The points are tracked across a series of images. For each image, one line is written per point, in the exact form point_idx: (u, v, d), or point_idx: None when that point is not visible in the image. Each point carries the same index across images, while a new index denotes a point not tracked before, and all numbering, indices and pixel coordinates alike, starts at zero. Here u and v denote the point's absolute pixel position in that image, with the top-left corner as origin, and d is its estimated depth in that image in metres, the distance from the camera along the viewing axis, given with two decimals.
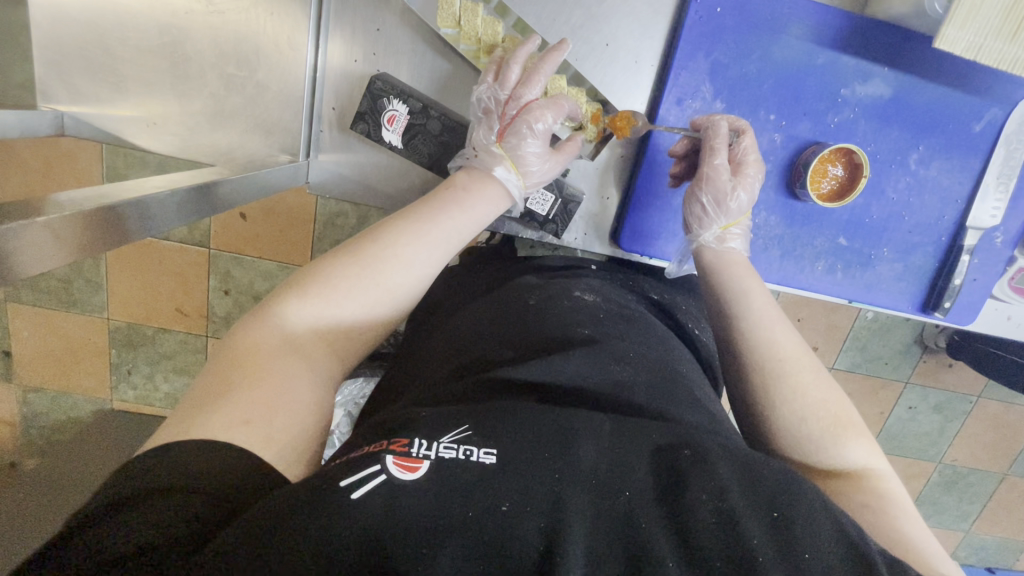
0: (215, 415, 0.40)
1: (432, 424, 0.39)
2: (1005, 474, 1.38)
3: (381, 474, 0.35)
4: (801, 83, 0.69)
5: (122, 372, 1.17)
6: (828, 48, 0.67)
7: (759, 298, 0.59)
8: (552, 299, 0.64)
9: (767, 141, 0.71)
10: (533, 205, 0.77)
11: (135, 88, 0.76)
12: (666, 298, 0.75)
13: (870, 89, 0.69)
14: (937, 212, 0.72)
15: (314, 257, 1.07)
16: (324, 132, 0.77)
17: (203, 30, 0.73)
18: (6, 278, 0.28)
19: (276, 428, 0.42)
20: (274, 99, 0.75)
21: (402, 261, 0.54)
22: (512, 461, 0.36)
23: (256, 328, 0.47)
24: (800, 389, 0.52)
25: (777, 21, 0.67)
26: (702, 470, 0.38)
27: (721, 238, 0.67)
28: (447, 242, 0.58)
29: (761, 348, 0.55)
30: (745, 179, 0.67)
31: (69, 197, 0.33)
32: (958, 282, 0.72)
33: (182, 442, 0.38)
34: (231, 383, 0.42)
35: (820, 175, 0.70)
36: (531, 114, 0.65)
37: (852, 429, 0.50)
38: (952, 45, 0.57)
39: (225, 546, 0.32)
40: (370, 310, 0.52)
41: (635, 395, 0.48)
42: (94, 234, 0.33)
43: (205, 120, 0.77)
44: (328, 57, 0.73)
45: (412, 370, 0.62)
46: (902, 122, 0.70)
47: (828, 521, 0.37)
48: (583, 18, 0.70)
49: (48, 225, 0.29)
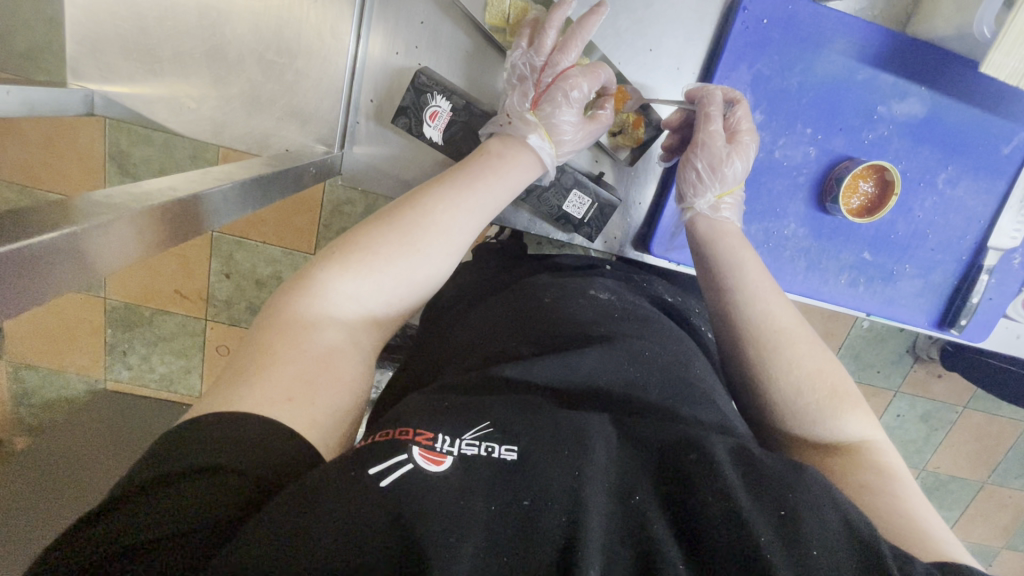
0: (257, 389, 0.39)
1: (455, 416, 0.38)
2: (983, 483, 1.42)
3: (408, 464, 0.34)
4: (840, 98, 0.69)
5: (118, 353, 1.15)
6: (869, 65, 0.68)
7: (754, 270, 0.58)
8: (567, 297, 0.63)
9: (801, 154, 0.71)
10: (569, 208, 0.76)
11: (169, 70, 0.74)
12: (679, 299, 0.75)
13: (906, 108, 0.70)
14: (961, 230, 0.74)
15: (320, 245, 1.06)
16: (360, 123, 0.76)
17: (244, 14, 0.71)
18: (91, 272, 0.29)
19: (320, 408, 0.41)
20: (312, 88, 0.74)
21: (440, 230, 0.53)
22: (530, 460, 0.36)
23: (285, 308, 0.45)
24: (794, 362, 0.51)
25: (821, 35, 0.67)
26: (710, 469, 0.37)
27: (715, 207, 0.66)
28: (483, 210, 0.57)
29: (756, 319, 0.55)
30: (740, 147, 0.66)
31: (136, 188, 0.33)
32: (976, 301, 0.73)
33: (214, 418, 0.36)
34: (267, 359, 0.41)
35: (852, 190, 0.70)
36: (566, 80, 0.64)
37: (850, 400, 0.49)
38: (997, 71, 0.57)
39: (252, 538, 0.30)
40: (406, 286, 0.51)
41: (649, 394, 0.48)
42: (167, 227, 0.33)
43: (240, 107, 0.75)
44: (369, 47, 0.72)
45: (429, 366, 0.61)
46: (933, 141, 0.71)
47: (835, 517, 0.35)
48: (629, 22, 0.71)
49: (129, 220, 0.30)
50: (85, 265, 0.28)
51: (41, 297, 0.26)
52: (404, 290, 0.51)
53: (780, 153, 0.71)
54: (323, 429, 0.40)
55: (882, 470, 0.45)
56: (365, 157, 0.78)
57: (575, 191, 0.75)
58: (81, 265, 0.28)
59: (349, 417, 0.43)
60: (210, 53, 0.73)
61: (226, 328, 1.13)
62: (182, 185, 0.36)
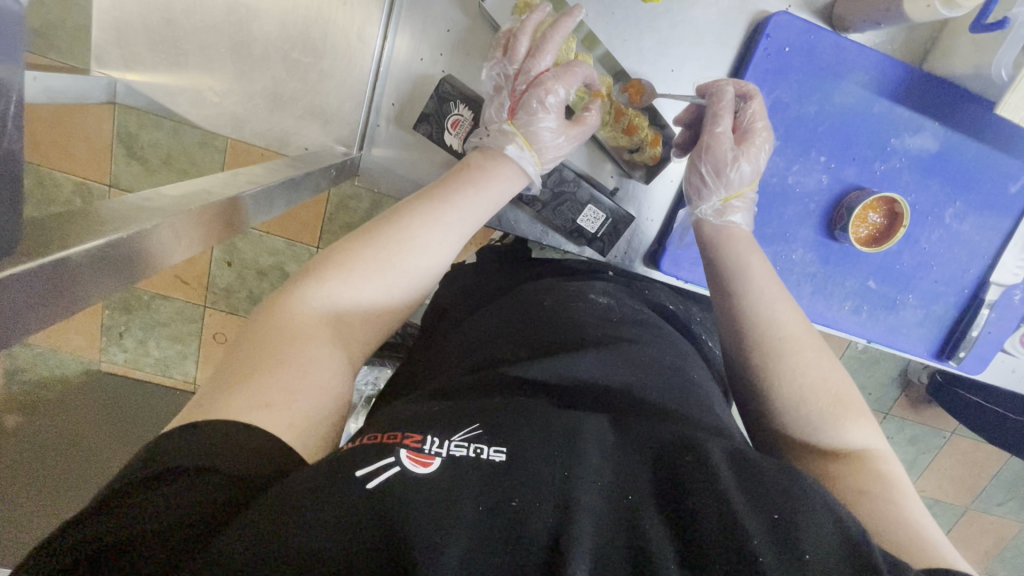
0: (235, 396, 0.37)
1: (446, 420, 0.38)
2: (966, 508, 1.43)
3: (395, 467, 0.34)
4: (856, 128, 0.71)
5: (113, 335, 1.14)
6: (885, 97, 0.69)
7: (760, 274, 0.58)
8: (566, 302, 0.63)
9: (814, 181, 0.72)
10: (583, 222, 0.77)
11: (195, 62, 0.74)
12: (681, 308, 0.75)
13: (918, 141, 0.71)
14: (964, 265, 0.75)
15: (324, 238, 1.06)
16: (380, 126, 0.75)
17: (273, 12, 0.71)
18: (139, 274, 0.30)
19: (299, 410, 0.39)
20: (336, 89, 0.74)
21: (417, 246, 0.51)
22: (524, 460, 0.35)
23: (267, 315, 0.44)
24: (799, 368, 0.51)
25: (840, 66, 0.68)
26: (702, 472, 0.36)
27: (720, 211, 0.65)
28: (462, 226, 0.55)
29: (763, 325, 0.54)
30: (750, 149, 0.65)
31: (176, 191, 0.34)
32: (975, 334, 0.74)
33: (208, 423, 0.35)
34: (252, 362, 0.40)
35: (860, 220, 0.71)
36: (540, 86, 0.63)
37: (853, 409, 0.49)
38: (1012, 113, 0.58)
39: (243, 539, 0.29)
40: (390, 289, 0.50)
41: (646, 397, 0.48)
42: (208, 231, 0.35)
43: (264, 104, 0.75)
44: (394, 50, 0.72)
45: (423, 369, 0.60)
46: (943, 176, 0.72)
47: (830, 523, 0.34)
48: (652, 42, 0.72)
49: (174, 224, 0.31)
50: (106, 278, 0.28)
51: (90, 298, 0.27)
52: (390, 291, 0.50)
53: (793, 179, 0.72)
54: (302, 433, 0.38)
55: (884, 478, 0.45)
56: (381, 159, 0.77)
57: (590, 206, 0.76)
58: (132, 269, 0.29)
59: (328, 423, 0.41)
60: (237, 49, 0.73)
61: (224, 316, 1.13)
62: (212, 190, 0.37)
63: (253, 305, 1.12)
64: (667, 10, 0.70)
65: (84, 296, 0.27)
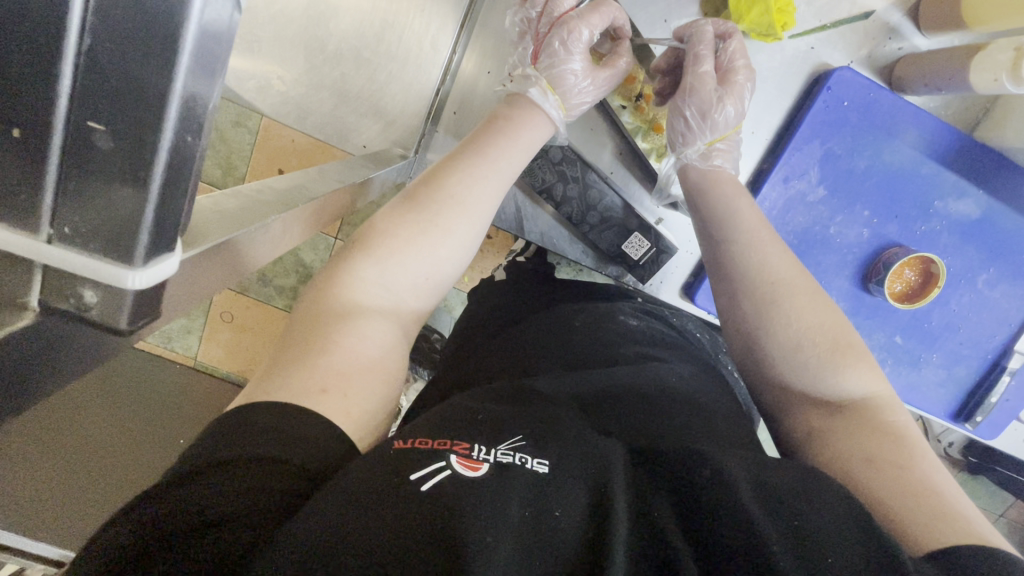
0: (295, 377, 0.35)
1: (491, 427, 0.36)
2: None
3: (446, 471, 0.32)
4: (902, 187, 0.72)
5: None
6: (934, 161, 0.71)
7: (750, 220, 0.57)
8: (598, 322, 0.63)
9: (855, 234, 0.73)
10: (627, 248, 0.79)
11: (267, 50, 0.73)
12: (708, 337, 0.75)
13: (962, 207, 0.72)
14: (991, 330, 0.75)
15: (345, 229, 1.03)
16: (437, 133, 0.77)
17: (351, 11, 0.72)
18: (250, 261, 0.33)
19: (354, 400, 0.36)
20: (399, 92, 0.76)
21: (458, 202, 0.50)
22: (563, 473, 0.33)
23: (313, 299, 0.42)
24: (794, 314, 0.51)
25: (895, 125, 0.70)
26: (721, 486, 0.34)
27: (706, 155, 0.65)
28: (500, 177, 0.53)
29: (750, 271, 0.54)
30: (733, 89, 0.65)
31: (285, 187, 0.38)
32: (994, 401, 0.75)
33: (257, 403, 0.33)
34: (303, 347, 0.38)
35: (896, 276, 0.72)
36: (562, 26, 0.61)
37: (852, 354, 0.49)
38: None
39: (299, 534, 0.27)
40: (432, 270, 0.48)
41: (674, 414, 0.46)
42: (304, 221, 0.38)
43: (328, 97, 0.76)
44: (462, 62, 0.73)
45: (455, 378, 0.58)
46: (980, 243, 0.73)
47: (851, 523, 0.33)
48: None
49: (283, 219, 0.34)
50: (226, 265, 0.31)
51: (201, 289, 0.30)
52: (430, 271, 0.48)
53: (835, 229, 0.73)
54: (358, 423, 0.36)
55: (891, 432, 0.44)
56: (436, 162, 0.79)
57: (637, 234, 0.78)
58: (246, 255, 0.32)
59: (380, 416, 0.39)
60: (311, 43, 0.73)
61: (234, 296, 1.11)
62: (309, 186, 0.40)
63: (264, 288, 1.09)
64: None
65: (198, 285, 0.29)
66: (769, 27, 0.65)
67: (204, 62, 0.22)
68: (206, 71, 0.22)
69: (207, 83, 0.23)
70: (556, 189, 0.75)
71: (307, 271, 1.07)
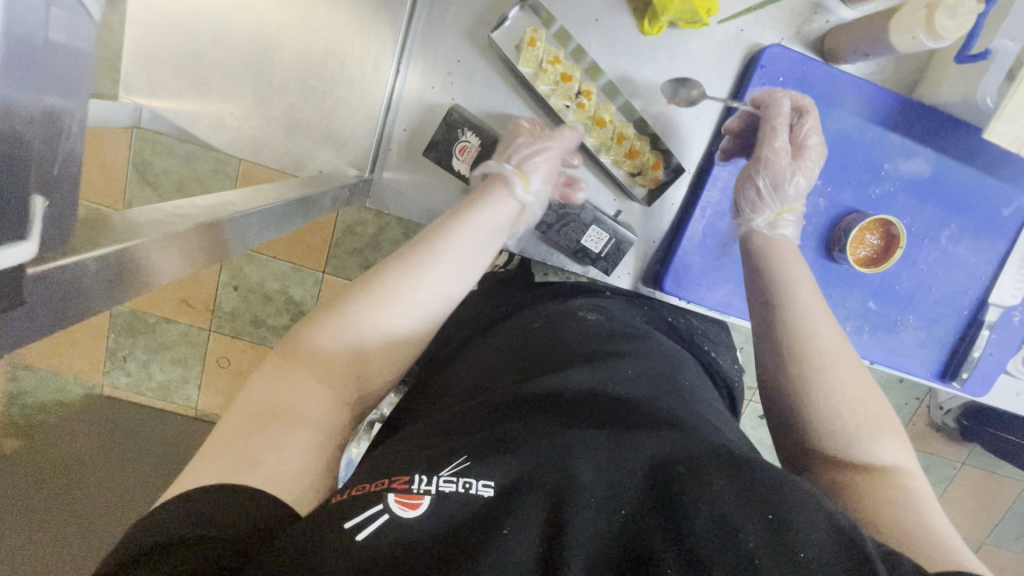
0: (229, 452, 0.37)
1: (431, 458, 0.36)
2: (980, 542, 1.39)
3: (383, 516, 0.32)
4: (850, 154, 0.73)
5: (119, 359, 1.13)
6: (877, 124, 0.72)
7: (806, 290, 0.56)
8: (556, 324, 0.62)
9: (812, 205, 0.74)
10: (587, 242, 0.80)
11: (216, 90, 0.76)
12: (682, 322, 0.76)
13: (911, 166, 0.73)
14: (963, 285, 0.75)
15: (330, 262, 1.05)
16: (390, 152, 0.79)
17: (292, 43, 0.74)
18: (163, 277, 0.33)
19: (285, 468, 0.38)
20: (350, 116, 0.77)
21: (417, 261, 0.49)
22: (509, 493, 0.33)
23: (261, 367, 0.43)
24: (838, 384, 0.51)
25: (832, 95, 0.72)
26: (692, 484, 0.34)
27: (773, 224, 0.65)
28: (465, 233, 0.53)
29: (805, 335, 0.53)
30: (805, 165, 0.67)
31: (205, 205, 0.39)
32: (976, 355, 0.75)
33: (199, 488, 0.34)
34: (248, 413, 0.39)
35: (857, 242, 0.72)
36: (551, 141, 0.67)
37: (889, 429, 0.49)
38: (998, 138, 0.51)
39: None
40: (396, 323, 0.47)
41: (640, 401, 0.45)
42: (223, 238, 0.39)
43: (281, 128, 0.78)
44: (406, 83, 0.76)
45: (427, 396, 0.59)
46: (937, 200, 0.74)
47: (822, 517, 0.33)
48: (652, 73, 0.75)
49: (197, 231, 0.35)
50: (129, 286, 0.30)
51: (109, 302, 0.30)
52: (396, 319, 0.47)
53: None
54: (296, 483, 0.38)
55: (912, 495, 0.45)
56: (392, 180, 0.80)
57: (594, 227, 0.79)
58: (157, 267, 0.32)
59: (315, 470, 0.40)
60: (258, 78, 0.76)
61: (228, 340, 1.12)
62: (232, 205, 0.41)
63: (258, 329, 1.10)
64: (666, 43, 0.74)
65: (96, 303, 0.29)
66: (697, 15, 0.67)
67: (18, 65, 0.22)
68: (19, 75, 0.22)
69: (25, 87, 0.23)
70: None
71: (298, 308, 1.09)
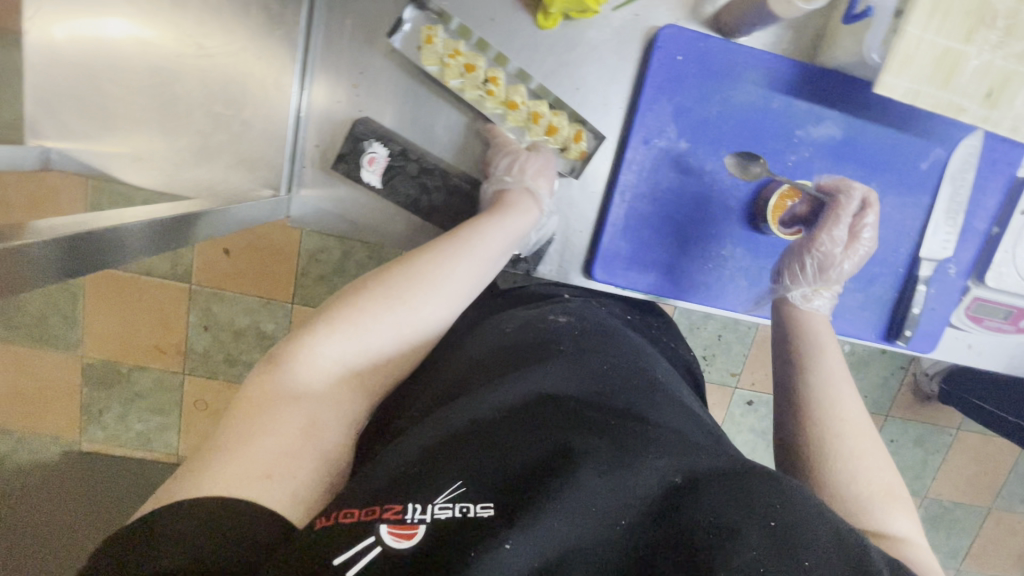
0: (231, 463, 0.41)
1: (426, 479, 0.38)
2: (989, 508, 1.36)
3: (378, 547, 0.34)
4: (760, 124, 0.75)
5: (93, 413, 1.10)
6: (782, 93, 0.74)
7: (834, 362, 0.61)
8: (527, 325, 0.62)
9: (729, 178, 0.77)
10: None
11: (123, 125, 0.73)
12: (641, 321, 0.78)
13: (823, 130, 0.75)
14: (894, 244, 0.79)
15: (298, 293, 1.05)
16: (306, 169, 0.80)
17: (192, 73, 0.72)
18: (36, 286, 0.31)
19: (298, 481, 0.43)
20: (258, 138, 0.75)
21: (425, 289, 0.57)
22: (511, 515, 0.35)
23: (261, 383, 0.47)
24: (857, 455, 0.54)
25: (734, 68, 0.73)
26: (691, 498, 0.37)
27: (807, 297, 0.71)
28: (466, 265, 0.61)
29: (825, 404, 0.58)
30: (854, 250, 0.73)
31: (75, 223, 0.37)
32: (917, 312, 0.78)
33: (196, 496, 0.38)
34: (252, 431, 0.43)
35: (779, 211, 0.75)
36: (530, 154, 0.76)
37: (901, 501, 0.51)
38: (889, 90, 0.60)
39: None
40: (384, 348, 0.55)
41: (613, 401, 0.46)
42: (102, 252, 0.36)
43: (189, 155, 0.74)
44: (312, 98, 0.76)
45: (401, 404, 0.61)
46: (854, 160, 0.77)
47: (822, 524, 0.37)
48: (556, 64, 0.75)
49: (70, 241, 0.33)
50: None
51: None
52: (383, 343, 0.54)
53: (709, 177, 0.77)
54: (304, 498, 0.43)
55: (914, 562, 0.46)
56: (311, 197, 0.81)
57: None
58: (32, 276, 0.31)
59: (317, 483, 0.45)
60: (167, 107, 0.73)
61: (203, 382, 1.10)
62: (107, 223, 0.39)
63: (233, 368, 1.09)
64: (565, 35, 0.74)
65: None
66: (582, 2, 0.68)
67: None
68: None
69: None
70: (421, 199, 0.80)
71: (270, 342, 1.08)
